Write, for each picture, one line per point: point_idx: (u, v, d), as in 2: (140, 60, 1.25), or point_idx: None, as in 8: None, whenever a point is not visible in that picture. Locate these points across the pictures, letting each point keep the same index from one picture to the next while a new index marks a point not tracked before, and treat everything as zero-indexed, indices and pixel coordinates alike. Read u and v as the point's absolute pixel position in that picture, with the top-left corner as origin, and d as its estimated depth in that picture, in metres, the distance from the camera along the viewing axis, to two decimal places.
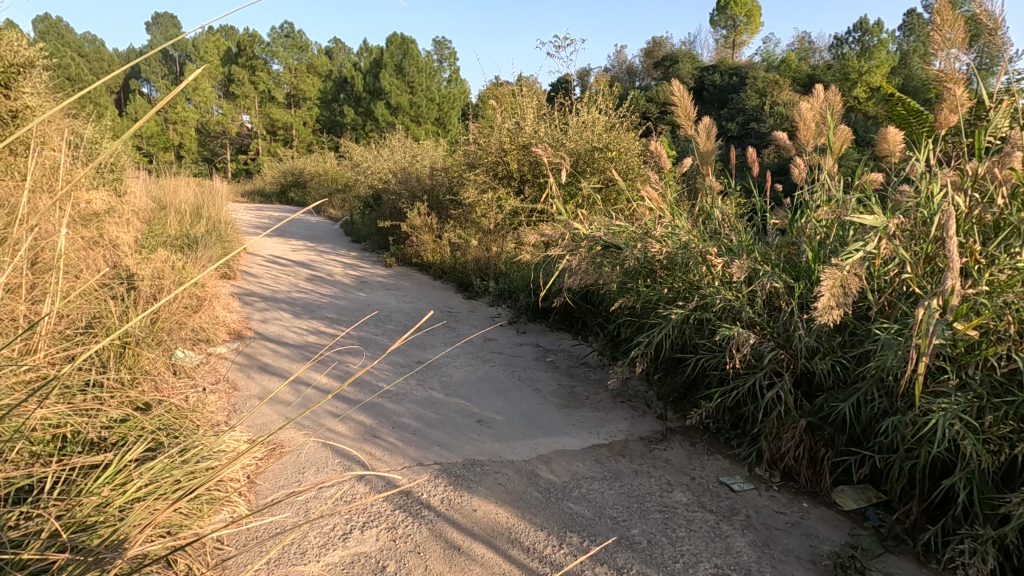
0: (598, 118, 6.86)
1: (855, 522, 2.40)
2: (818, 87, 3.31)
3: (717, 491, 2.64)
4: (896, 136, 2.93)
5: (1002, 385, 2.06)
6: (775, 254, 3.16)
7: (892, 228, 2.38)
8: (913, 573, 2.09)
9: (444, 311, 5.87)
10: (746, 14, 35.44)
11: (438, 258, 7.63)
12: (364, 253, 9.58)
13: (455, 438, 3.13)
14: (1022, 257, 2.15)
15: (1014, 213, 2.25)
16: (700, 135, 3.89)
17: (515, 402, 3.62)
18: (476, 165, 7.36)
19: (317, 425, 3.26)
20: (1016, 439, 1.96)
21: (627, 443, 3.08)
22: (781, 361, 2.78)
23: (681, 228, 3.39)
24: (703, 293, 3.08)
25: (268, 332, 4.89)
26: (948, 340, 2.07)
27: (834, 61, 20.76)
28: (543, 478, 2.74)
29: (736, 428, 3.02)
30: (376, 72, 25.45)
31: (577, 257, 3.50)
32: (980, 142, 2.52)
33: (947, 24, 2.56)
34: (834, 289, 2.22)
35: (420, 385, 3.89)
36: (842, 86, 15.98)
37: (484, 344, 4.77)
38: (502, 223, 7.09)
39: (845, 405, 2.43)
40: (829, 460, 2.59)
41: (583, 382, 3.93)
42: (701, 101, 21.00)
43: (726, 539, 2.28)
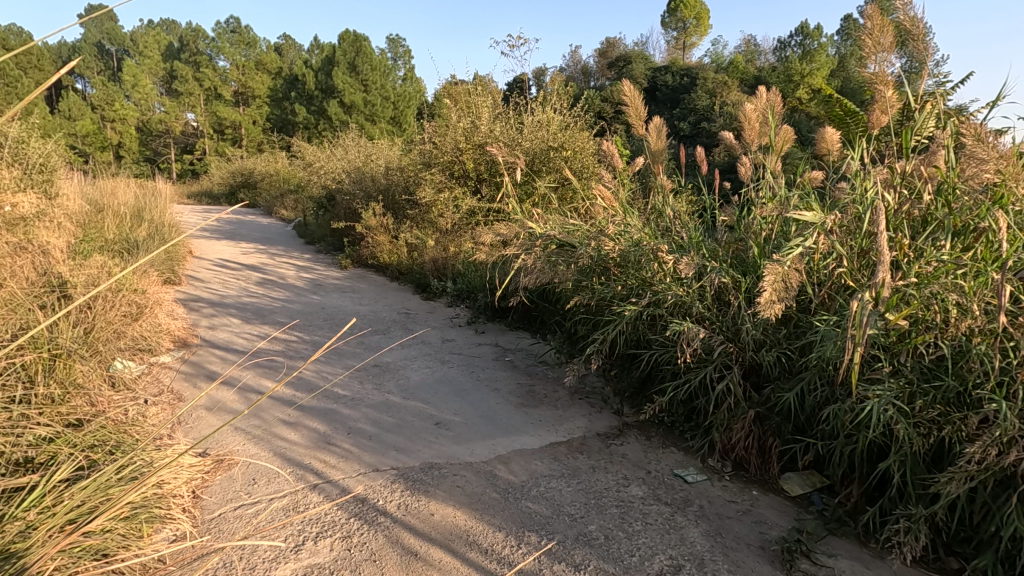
0: (553, 117, 6.92)
1: (801, 507, 2.50)
2: (761, 89, 3.43)
3: (672, 483, 2.69)
4: (833, 136, 3.06)
5: (931, 370, 2.16)
6: (724, 250, 3.26)
7: (829, 224, 2.49)
8: (855, 554, 2.18)
9: (401, 313, 5.80)
10: (696, 16, 36.51)
11: (395, 258, 7.52)
12: (319, 255, 9.36)
13: (412, 442, 3.09)
14: (947, 250, 2.27)
15: (939, 209, 2.38)
16: (650, 135, 3.96)
17: (473, 403, 3.60)
18: (432, 165, 7.30)
19: (269, 434, 3.15)
20: (944, 421, 2.06)
21: (585, 439, 3.11)
22: (729, 354, 2.86)
23: (633, 226, 3.45)
24: (654, 290, 3.14)
25: (216, 339, 4.70)
26: (882, 330, 2.17)
27: (777, 63, 21.64)
28: (501, 479, 2.74)
29: (690, 420, 3.10)
30: (328, 69, 24.91)
31: (533, 256, 3.51)
32: (907, 142, 2.67)
33: (876, 30, 2.71)
34: (775, 284, 2.29)
35: (377, 389, 3.82)
36: (785, 87, 16.64)
37: (442, 345, 4.73)
38: (459, 223, 7.05)
39: (789, 395, 2.52)
40: (777, 448, 2.68)
41: (541, 380, 3.95)
42: (654, 101, 21.48)
43: (681, 530, 2.33)
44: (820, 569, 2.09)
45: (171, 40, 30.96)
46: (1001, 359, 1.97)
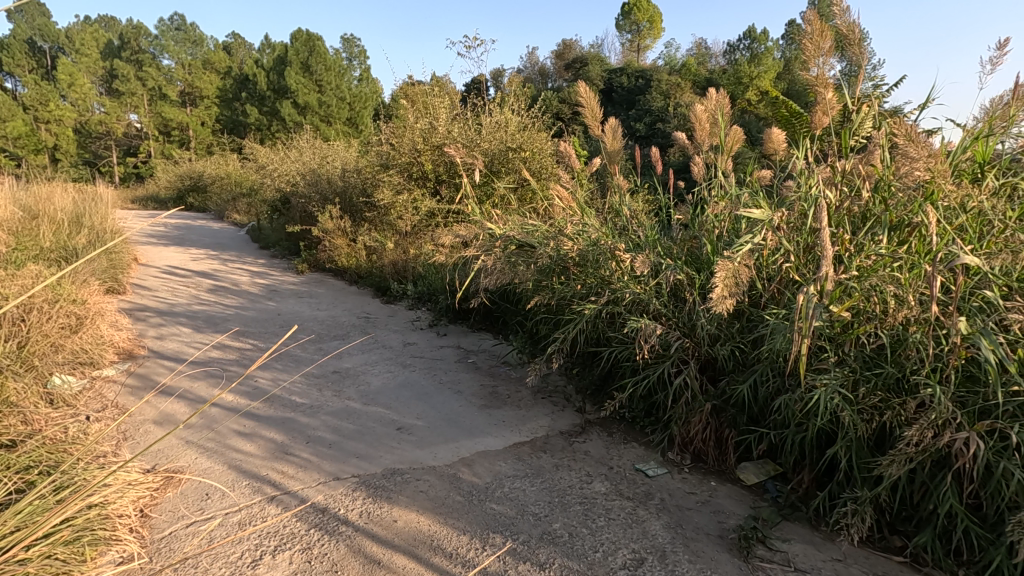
0: (511, 118, 6.94)
1: (757, 495, 2.58)
2: (711, 91, 3.52)
3: (633, 478, 2.74)
4: (779, 136, 3.18)
5: (872, 359, 2.27)
6: (679, 248, 3.34)
7: (776, 221, 2.58)
8: (806, 538, 2.27)
9: (361, 317, 5.70)
10: (649, 19, 37.37)
11: (353, 262, 7.39)
12: (274, 261, 9.10)
13: (374, 448, 3.04)
14: (884, 244, 2.39)
15: (877, 206, 2.50)
16: (606, 135, 4.03)
17: (435, 407, 3.57)
18: (390, 166, 7.20)
19: (222, 447, 3.04)
20: (885, 407, 2.16)
21: (548, 438, 3.13)
22: (686, 349, 2.93)
23: (590, 226, 3.50)
24: (613, 288, 3.19)
25: (165, 349, 4.51)
26: (827, 321, 2.27)
27: (727, 65, 22.34)
28: (465, 481, 2.72)
29: (650, 415, 3.16)
30: (281, 69, 24.26)
31: (493, 256, 3.51)
32: (846, 142, 2.80)
33: (817, 36, 2.82)
34: (726, 280, 2.36)
35: (337, 396, 3.74)
36: (735, 89, 17.21)
37: (404, 349, 4.67)
38: (419, 225, 6.99)
39: (743, 387, 2.60)
40: (733, 439, 2.76)
41: (504, 381, 3.96)
42: (610, 102, 21.85)
43: (643, 524, 2.37)
44: (776, 554, 2.16)
45: (111, 36, 29.45)
46: (935, 346, 2.08)
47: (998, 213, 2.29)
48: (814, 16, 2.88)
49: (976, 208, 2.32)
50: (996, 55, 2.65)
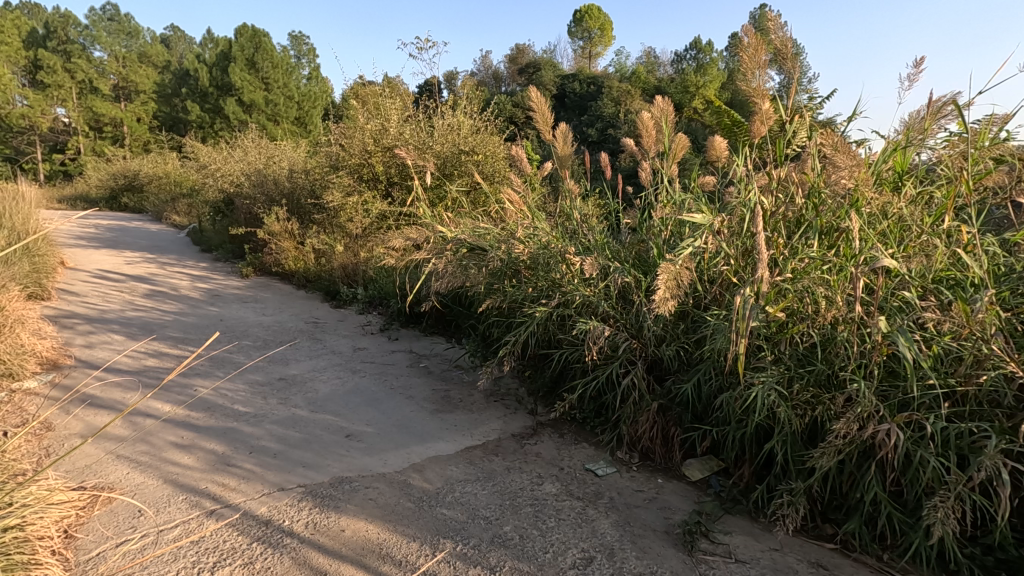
0: (463, 121, 6.93)
1: (701, 491, 2.66)
2: (657, 100, 3.61)
3: (584, 478, 2.78)
4: (721, 144, 3.31)
5: (806, 356, 2.38)
6: (627, 252, 3.43)
7: (716, 226, 2.69)
8: (746, 530, 2.36)
9: (309, 322, 5.55)
10: (600, 27, 38.21)
11: (301, 265, 7.21)
12: (216, 264, 8.74)
13: (321, 457, 2.96)
14: (816, 248, 2.53)
15: (809, 211, 2.64)
16: (557, 140, 4.09)
17: (386, 412, 3.51)
18: (339, 167, 7.05)
19: (158, 460, 2.89)
20: (816, 402, 2.27)
21: (500, 441, 3.14)
22: (633, 350, 3.00)
23: (541, 230, 3.55)
24: (563, 291, 3.23)
25: (95, 359, 4.25)
26: (763, 321, 2.38)
27: (673, 74, 23.10)
28: (415, 487, 2.69)
29: (600, 415, 3.21)
30: (224, 65, 23.37)
31: (444, 260, 3.50)
32: (781, 151, 2.95)
33: (754, 49, 2.93)
34: (669, 283, 2.42)
35: (282, 403, 3.62)
36: (682, 97, 17.79)
37: (354, 354, 4.58)
38: (370, 227, 6.87)
39: (687, 385, 2.68)
40: (679, 437, 2.84)
41: (456, 385, 3.94)
42: (563, 107, 22.16)
43: (592, 523, 2.41)
44: (718, 547, 2.23)
45: (35, 24, 27.39)
46: (860, 343, 2.21)
47: (915, 219, 2.46)
48: (752, 29, 3.00)
49: (896, 215, 2.48)
50: (914, 71, 2.81)
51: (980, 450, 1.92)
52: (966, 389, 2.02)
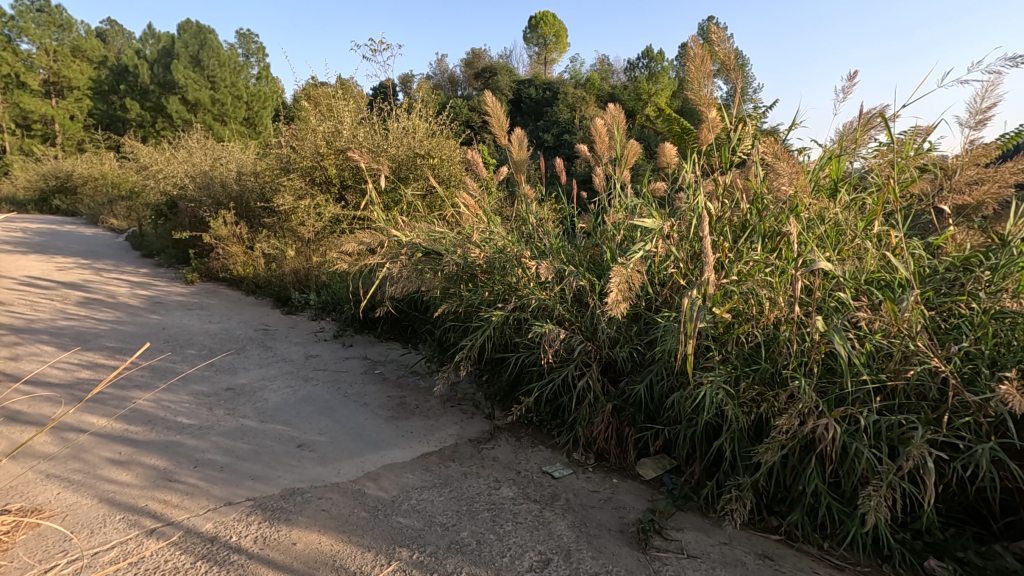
0: (419, 125, 6.89)
1: (654, 489, 2.72)
2: (609, 107, 3.69)
3: (540, 480, 2.80)
4: (671, 150, 3.42)
5: (751, 356, 2.47)
6: (582, 255, 3.49)
7: (666, 231, 2.77)
8: (697, 525, 2.43)
9: (259, 329, 5.38)
10: (555, 34, 38.81)
11: (250, 270, 7.00)
12: (158, 270, 8.36)
13: (271, 468, 2.86)
14: (759, 251, 2.63)
15: (753, 216, 2.75)
16: (512, 145, 4.12)
17: (340, 421, 3.44)
18: (291, 170, 6.86)
19: (92, 478, 2.73)
20: (761, 399, 2.36)
21: (457, 447, 3.13)
22: (588, 352, 3.04)
23: (496, 234, 3.56)
24: (519, 294, 3.26)
25: (21, 372, 3.98)
26: (711, 322, 2.46)
27: (626, 82, 23.67)
28: (370, 496, 2.64)
29: (556, 418, 3.25)
30: (166, 62, 22.43)
31: (399, 264, 3.44)
32: (726, 158, 3.07)
33: (699, 61, 3.00)
34: (621, 285, 2.46)
35: (230, 414, 3.48)
36: (634, 105, 18.26)
37: (306, 362, 4.46)
38: (322, 231, 6.72)
39: (640, 386, 2.74)
40: (632, 437, 2.90)
41: (412, 391, 3.90)
42: (519, 112, 22.35)
43: (549, 525, 2.42)
44: (671, 544, 2.28)
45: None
46: (800, 342, 2.31)
47: (849, 224, 2.60)
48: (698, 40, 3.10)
49: (832, 220, 2.61)
50: (847, 84, 2.95)
51: (909, 441, 2.05)
52: (896, 383, 2.14)
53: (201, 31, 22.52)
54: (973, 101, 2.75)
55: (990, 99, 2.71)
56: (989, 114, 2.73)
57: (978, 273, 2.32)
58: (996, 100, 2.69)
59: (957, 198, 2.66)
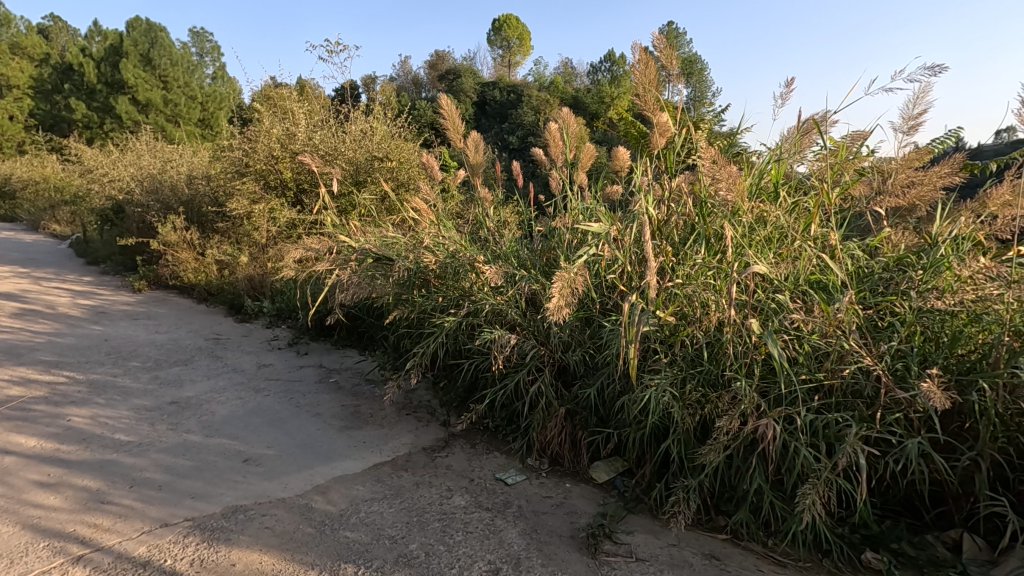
0: (376, 127, 6.79)
1: (606, 491, 2.73)
2: (561, 111, 3.68)
3: (493, 488, 2.78)
4: (624, 155, 3.43)
5: (697, 358, 2.50)
6: (536, 259, 3.49)
7: (613, 234, 2.79)
8: (647, 528, 2.44)
9: (209, 338, 5.19)
10: (518, 37, 39.02)
11: (202, 277, 6.76)
12: (103, 279, 8.00)
13: (213, 486, 2.74)
14: (704, 254, 2.67)
15: (699, 219, 2.79)
16: (468, 148, 4.08)
17: (290, 433, 3.34)
18: (243, 173, 6.65)
19: (16, 504, 2.57)
20: (705, 401, 2.39)
21: (410, 456, 3.08)
22: (541, 357, 3.04)
23: (449, 238, 3.52)
24: (472, 300, 3.24)
25: None
26: (656, 325, 2.49)
27: (589, 86, 23.91)
28: (318, 511, 2.56)
29: (511, 423, 3.23)
30: (114, 61, 21.55)
31: (348, 271, 3.37)
32: (671, 162, 3.12)
33: (644, 67, 3.00)
34: (565, 290, 2.46)
35: (172, 430, 3.34)
36: (597, 108, 18.45)
37: (258, 372, 4.32)
38: (277, 236, 6.54)
39: (591, 390, 2.75)
40: (585, 441, 2.90)
41: (367, 399, 3.83)
42: (483, 115, 22.32)
43: (500, 534, 2.40)
44: (620, 547, 2.29)
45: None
46: (741, 344, 2.35)
47: (790, 227, 2.65)
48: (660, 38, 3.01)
49: (774, 223, 2.67)
50: (785, 90, 3.03)
51: (844, 438, 2.11)
52: (832, 382, 2.21)
53: (151, 27, 21.59)
54: (906, 107, 2.87)
55: (921, 105, 2.83)
56: (921, 119, 2.85)
57: (911, 273, 2.40)
58: (927, 106, 2.80)
59: (892, 201, 2.75)
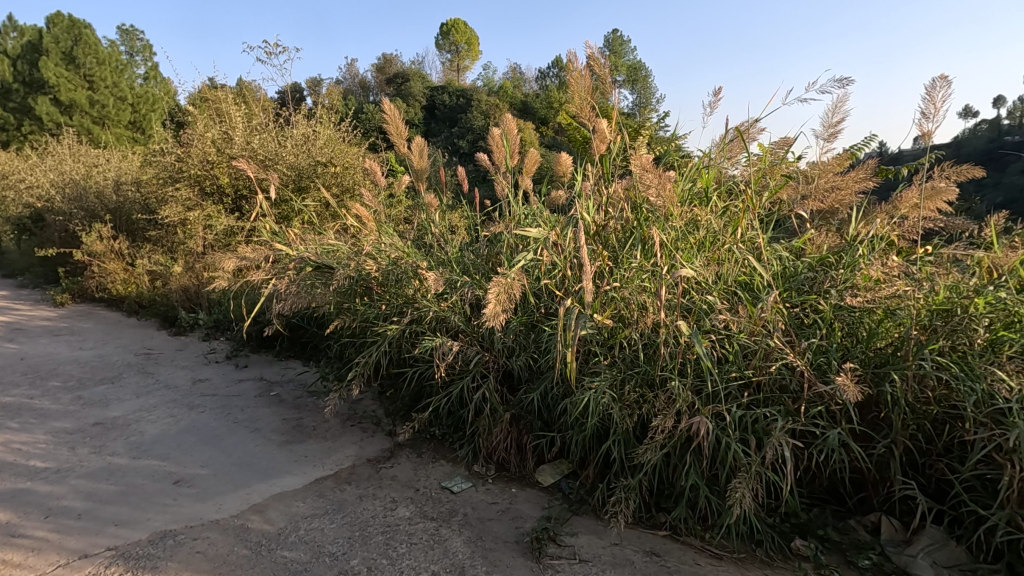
0: (319, 131, 6.62)
1: (551, 494, 2.76)
2: (502, 116, 3.69)
3: (438, 497, 2.75)
4: (566, 161, 3.42)
5: (636, 359, 2.56)
6: (481, 264, 3.49)
7: (552, 240, 2.82)
8: (590, 529, 2.47)
9: (140, 353, 4.91)
10: (467, 42, 39.04)
11: (132, 289, 6.40)
12: (21, 293, 7.44)
13: (139, 511, 2.58)
14: (640, 258, 2.74)
15: (636, 224, 2.86)
16: (412, 154, 4.03)
17: (226, 450, 3.20)
18: (176, 179, 6.35)
19: None
20: (643, 401, 2.45)
21: (354, 468, 3.01)
22: (485, 363, 3.04)
23: (390, 245, 3.47)
24: (416, 307, 3.19)
25: None
26: (595, 328, 2.54)
27: (539, 92, 24.13)
28: (254, 531, 2.46)
29: (457, 430, 3.21)
30: (33, 58, 20.17)
31: (286, 281, 3.27)
32: (608, 168, 3.18)
33: (580, 76, 3.04)
34: (502, 297, 2.47)
35: (95, 453, 3.13)
36: (546, 113, 18.66)
37: (192, 388, 4.12)
38: (214, 244, 6.27)
39: (534, 394, 2.77)
40: (530, 445, 2.92)
41: (310, 411, 3.71)
42: (432, 119, 22.18)
43: (444, 543, 2.37)
44: (564, 550, 2.31)
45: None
46: (674, 345, 2.43)
47: (721, 231, 2.76)
48: (597, 48, 3.05)
49: (705, 227, 2.77)
50: (714, 99, 3.15)
51: (771, 432, 2.21)
52: (760, 379, 2.31)
53: (73, 23, 20.20)
54: (826, 116, 3.04)
55: (839, 114, 3.00)
56: (839, 127, 3.02)
57: (832, 272, 2.54)
58: (844, 115, 2.98)
59: (815, 205, 2.90)
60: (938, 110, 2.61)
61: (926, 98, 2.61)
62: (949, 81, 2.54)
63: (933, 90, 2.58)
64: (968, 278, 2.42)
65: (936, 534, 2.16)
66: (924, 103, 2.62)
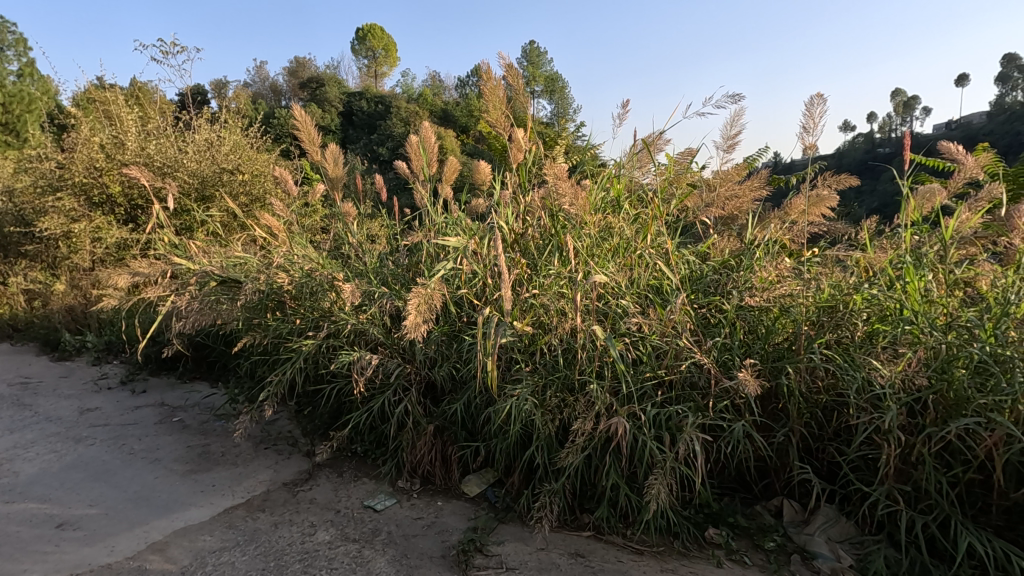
0: (224, 137, 6.23)
1: (478, 504, 2.74)
2: (419, 124, 3.64)
3: (361, 516, 2.65)
4: (485, 169, 3.42)
5: (556, 364, 2.61)
6: (401, 274, 3.42)
7: (471, 248, 2.81)
8: (516, 535, 2.48)
9: (15, 383, 4.38)
10: (384, 48, 38.37)
11: (4, 312, 5.69)
12: None
13: (12, 562, 2.28)
14: (558, 265, 2.79)
15: (553, 231, 2.92)
16: (326, 161, 3.88)
17: (120, 486, 2.91)
18: (58, 188, 5.75)
19: None
20: (564, 405, 2.50)
21: (268, 494, 2.84)
22: (406, 376, 2.97)
23: (304, 256, 3.32)
24: (332, 320, 3.07)
25: None
26: (515, 336, 2.56)
27: (459, 100, 24.06)
28: (153, 572, 2.24)
29: (379, 446, 3.12)
30: None
31: (186, 297, 3.03)
32: (525, 176, 3.21)
33: (494, 86, 3.06)
34: (422, 307, 2.42)
35: None
36: (467, 121, 18.63)
37: (79, 419, 3.71)
38: (104, 259, 5.72)
39: (457, 405, 2.75)
40: (455, 455, 2.88)
41: (218, 436, 3.46)
42: (349, 126, 21.52)
43: (367, 564, 2.29)
44: (491, 559, 2.30)
45: None
46: (592, 349, 2.50)
47: (633, 238, 2.87)
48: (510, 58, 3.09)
49: (619, 234, 2.87)
50: (623, 111, 3.28)
51: (682, 427, 2.32)
52: (671, 378, 2.43)
53: None
54: (724, 128, 3.25)
55: (735, 127, 3.22)
56: (736, 139, 3.24)
57: (733, 274, 2.72)
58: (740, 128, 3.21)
59: (717, 212, 3.09)
60: (817, 125, 2.88)
61: (806, 114, 2.87)
62: (824, 99, 2.81)
63: (811, 107, 2.85)
64: (848, 276, 2.67)
65: (829, 512, 2.36)
66: (805, 118, 2.88)
